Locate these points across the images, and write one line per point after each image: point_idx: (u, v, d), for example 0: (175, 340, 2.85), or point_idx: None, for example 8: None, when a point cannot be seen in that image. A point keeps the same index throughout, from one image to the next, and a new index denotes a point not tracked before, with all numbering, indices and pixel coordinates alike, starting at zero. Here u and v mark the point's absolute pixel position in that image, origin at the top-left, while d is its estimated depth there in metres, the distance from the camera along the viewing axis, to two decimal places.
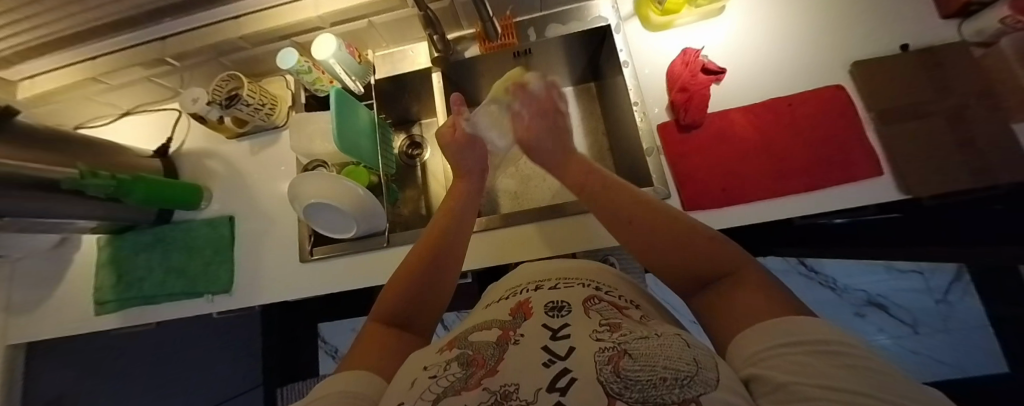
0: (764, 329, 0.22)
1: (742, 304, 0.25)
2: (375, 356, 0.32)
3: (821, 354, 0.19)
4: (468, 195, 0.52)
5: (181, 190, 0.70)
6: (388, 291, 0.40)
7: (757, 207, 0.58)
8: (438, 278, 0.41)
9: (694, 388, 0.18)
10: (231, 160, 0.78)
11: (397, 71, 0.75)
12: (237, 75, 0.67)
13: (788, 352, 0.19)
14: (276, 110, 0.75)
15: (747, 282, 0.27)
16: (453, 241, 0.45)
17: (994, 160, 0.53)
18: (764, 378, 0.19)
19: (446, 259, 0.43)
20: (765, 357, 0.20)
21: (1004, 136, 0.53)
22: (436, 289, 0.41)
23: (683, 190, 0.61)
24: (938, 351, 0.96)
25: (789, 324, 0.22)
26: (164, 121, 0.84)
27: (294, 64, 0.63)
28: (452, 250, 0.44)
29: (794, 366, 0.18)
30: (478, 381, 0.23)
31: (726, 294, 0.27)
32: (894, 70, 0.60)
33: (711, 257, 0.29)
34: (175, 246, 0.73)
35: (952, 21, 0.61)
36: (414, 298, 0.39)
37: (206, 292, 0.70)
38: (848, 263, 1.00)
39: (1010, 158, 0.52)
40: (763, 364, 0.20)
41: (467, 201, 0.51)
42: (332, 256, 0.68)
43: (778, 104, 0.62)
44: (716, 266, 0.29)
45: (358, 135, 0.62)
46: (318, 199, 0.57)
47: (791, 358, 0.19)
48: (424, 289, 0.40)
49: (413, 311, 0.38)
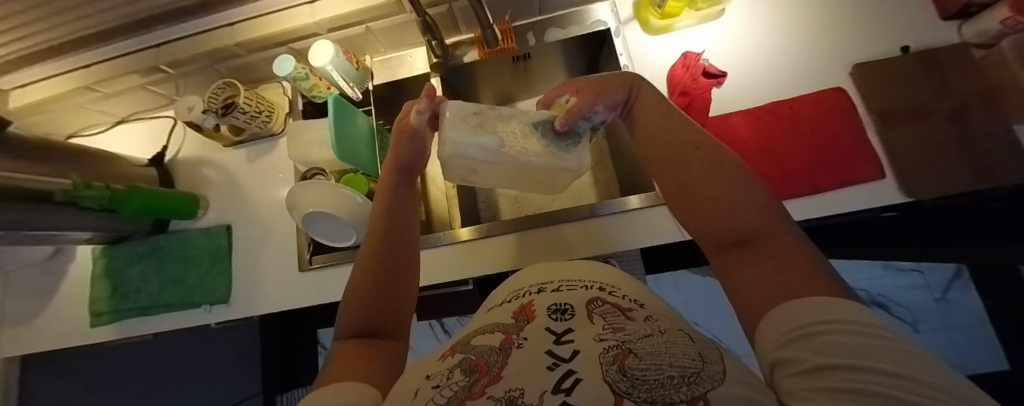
0: (781, 315, 0.22)
1: (762, 277, 0.25)
2: (350, 368, 0.32)
3: (840, 334, 0.18)
4: (396, 186, 0.48)
5: (176, 199, 0.69)
6: (349, 304, 0.39)
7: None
8: (393, 283, 0.41)
9: (703, 385, 0.18)
10: (228, 167, 0.78)
11: (394, 77, 0.75)
12: (233, 83, 0.66)
13: (801, 340, 0.19)
14: (272, 117, 0.74)
15: (777, 246, 0.26)
16: (398, 243, 0.44)
17: (996, 161, 0.53)
18: (792, 363, 0.19)
19: (395, 261, 0.42)
20: (792, 339, 0.20)
21: (1005, 137, 0.54)
22: (394, 298, 0.40)
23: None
24: (937, 348, 0.97)
25: (815, 303, 0.21)
26: (159, 128, 0.84)
27: (291, 71, 0.62)
28: (399, 251, 0.43)
29: (821, 348, 0.18)
30: (482, 389, 0.22)
31: (748, 260, 0.27)
32: (894, 72, 0.60)
33: (744, 217, 0.28)
34: (171, 256, 0.72)
35: (951, 23, 0.61)
36: (379, 309, 0.38)
37: (203, 303, 0.69)
38: (852, 262, 0.99)
39: (1009, 160, 0.52)
40: (787, 350, 0.20)
41: (394, 194, 0.48)
42: (332, 265, 0.68)
43: (778, 107, 0.62)
44: (745, 226, 0.28)
45: (356, 143, 0.61)
46: (316, 209, 0.57)
47: (815, 341, 0.19)
48: (384, 297, 0.39)
49: (378, 322, 0.38)
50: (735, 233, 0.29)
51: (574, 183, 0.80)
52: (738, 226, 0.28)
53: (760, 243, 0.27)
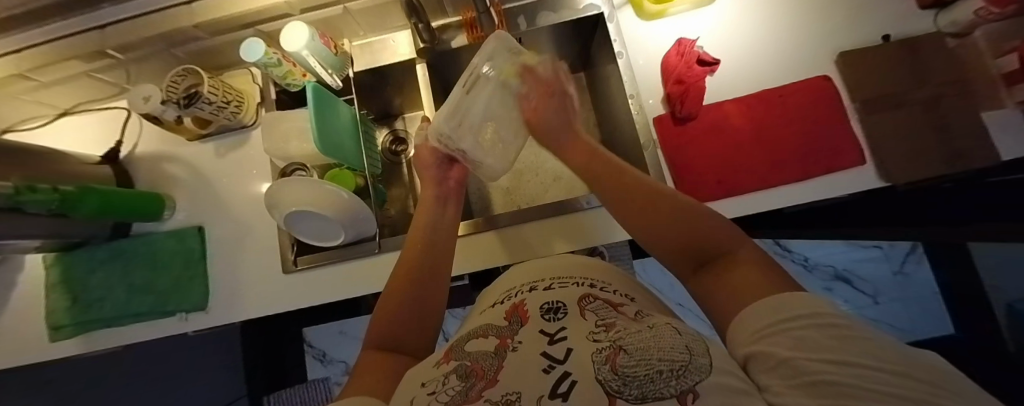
0: (752, 313, 0.23)
1: (734, 281, 0.27)
2: (372, 378, 0.31)
3: (813, 328, 0.20)
4: (437, 195, 0.52)
5: (136, 200, 0.63)
6: (377, 314, 0.39)
7: (753, 198, 0.59)
8: (425, 301, 0.40)
9: (690, 376, 0.19)
10: (195, 164, 0.72)
11: (377, 63, 0.70)
12: (195, 69, 0.59)
13: (785, 327, 0.21)
14: (242, 108, 0.69)
15: (735, 260, 0.29)
16: (432, 262, 0.44)
17: (967, 147, 0.56)
18: (764, 358, 0.21)
19: (427, 278, 0.42)
20: (767, 334, 0.21)
21: (974, 123, 0.57)
22: (424, 313, 0.39)
23: (681, 182, 0.61)
24: (895, 318, 1.07)
25: (787, 300, 0.23)
26: (110, 121, 0.76)
27: (261, 57, 0.56)
28: (432, 272, 0.43)
29: (793, 343, 0.20)
30: (478, 393, 0.22)
31: (721, 270, 0.29)
32: (876, 59, 0.62)
33: (717, 234, 0.31)
34: (138, 262, 0.67)
35: (929, 12, 0.63)
36: (408, 325, 0.38)
37: (179, 311, 0.65)
38: (823, 242, 1.08)
39: (977, 145, 0.56)
40: (766, 342, 0.21)
41: (435, 205, 0.51)
42: (319, 265, 0.65)
43: (768, 95, 0.63)
44: (719, 244, 0.31)
45: (340, 133, 0.58)
46: (300, 208, 0.53)
47: (792, 333, 0.20)
48: (416, 318, 0.39)
49: (403, 336, 0.37)
50: (708, 249, 0.31)
51: (566, 174, 0.79)
52: (714, 243, 0.31)
53: (729, 257, 0.30)
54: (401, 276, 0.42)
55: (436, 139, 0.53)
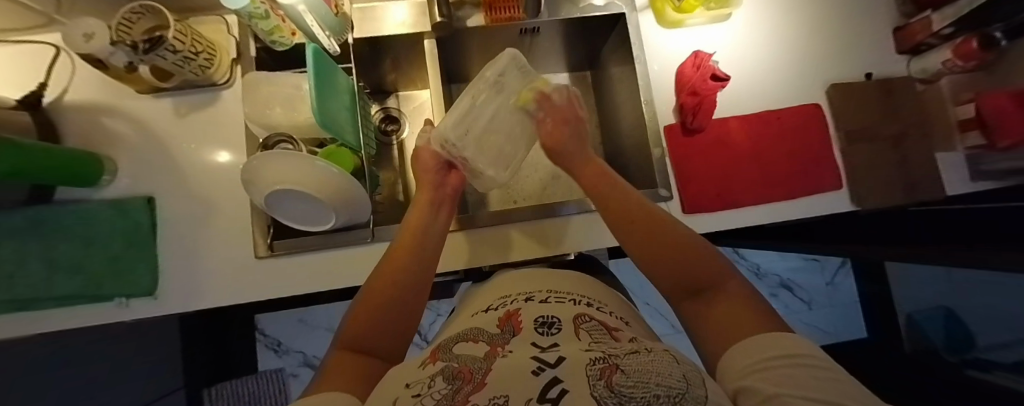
0: (752, 349, 0.25)
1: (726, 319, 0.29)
2: (343, 378, 0.29)
3: (800, 366, 0.21)
4: (433, 199, 0.49)
5: (73, 161, 0.52)
6: (354, 313, 0.36)
7: (742, 213, 0.64)
8: (410, 302, 0.38)
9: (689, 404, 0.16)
10: (147, 123, 0.62)
11: (378, 32, 0.64)
12: (159, 7, 0.49)
13: (769, 365, 0.22)
14: (213, 61, 0.60)
15: (722, 296, 0.32)
16: (422, 263, 0.42)
17: (923, 181, 0.65)
18: (753, 392, 0.21)
19: (415, 279, 0.40)
20: (755, 369, 0.23)
21: (928, 161, 0.66)
22: (407, 316, 0.37)
23: (685, 190, 0.64)
24: (824, 322, 1.23)
25: (781, 341, 0.24)
26: (31, 58, 0.63)
27: (247, 5, 0.47)
28: (420, 271, 0.41)
29: (780, 379, 0.21)
30: (464, 397, 0.19)
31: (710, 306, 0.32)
32: (858, 94, 0.69)
33: (707, 270, 0.33)
34: (64, 234, 0.56)
35: (904, 57, 0.72)
36: (389, 329, 0.35)
37: (118, 296, 0.56)
38: (772, 254, 1.21)
39: (926, 181, 0.65)
40: (754, 377, 0.22)
41: (431, 208, 0.48)
42: (299, 251, 0.59)
43: (769, 116, 0.67)
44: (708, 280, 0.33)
45: (337, 106, 0.52)
46: (283, 187, 0.46)
47: (781, 369, 0.21)
48: (398, 322, 0.36)
49: (384, 338, 0.35)
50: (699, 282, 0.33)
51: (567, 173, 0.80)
52: (706, 278, 0.33)
53: (718, 293, 0.32)
54: (388, 272, 0.39)
55: (440, 143, 0.51)
